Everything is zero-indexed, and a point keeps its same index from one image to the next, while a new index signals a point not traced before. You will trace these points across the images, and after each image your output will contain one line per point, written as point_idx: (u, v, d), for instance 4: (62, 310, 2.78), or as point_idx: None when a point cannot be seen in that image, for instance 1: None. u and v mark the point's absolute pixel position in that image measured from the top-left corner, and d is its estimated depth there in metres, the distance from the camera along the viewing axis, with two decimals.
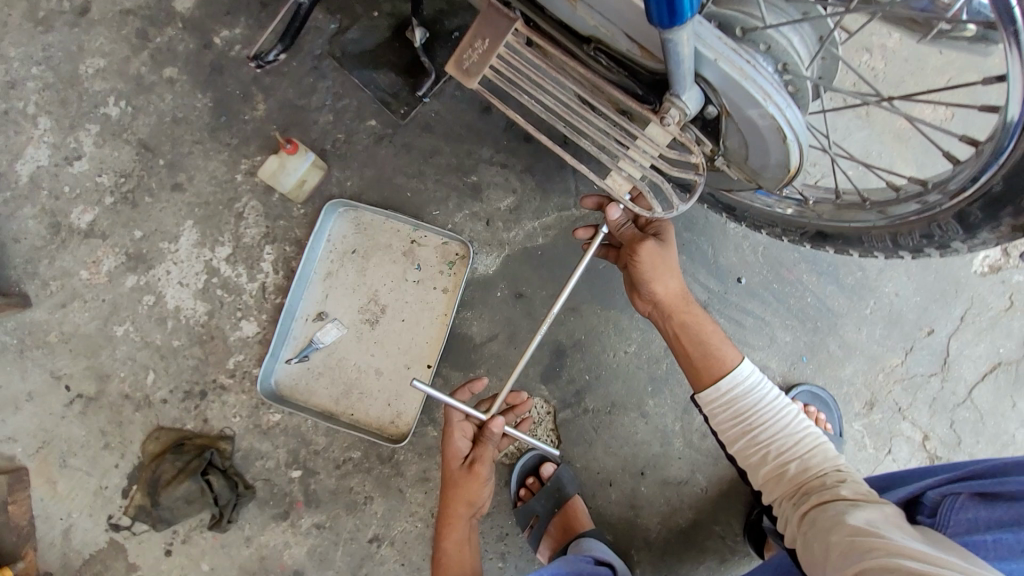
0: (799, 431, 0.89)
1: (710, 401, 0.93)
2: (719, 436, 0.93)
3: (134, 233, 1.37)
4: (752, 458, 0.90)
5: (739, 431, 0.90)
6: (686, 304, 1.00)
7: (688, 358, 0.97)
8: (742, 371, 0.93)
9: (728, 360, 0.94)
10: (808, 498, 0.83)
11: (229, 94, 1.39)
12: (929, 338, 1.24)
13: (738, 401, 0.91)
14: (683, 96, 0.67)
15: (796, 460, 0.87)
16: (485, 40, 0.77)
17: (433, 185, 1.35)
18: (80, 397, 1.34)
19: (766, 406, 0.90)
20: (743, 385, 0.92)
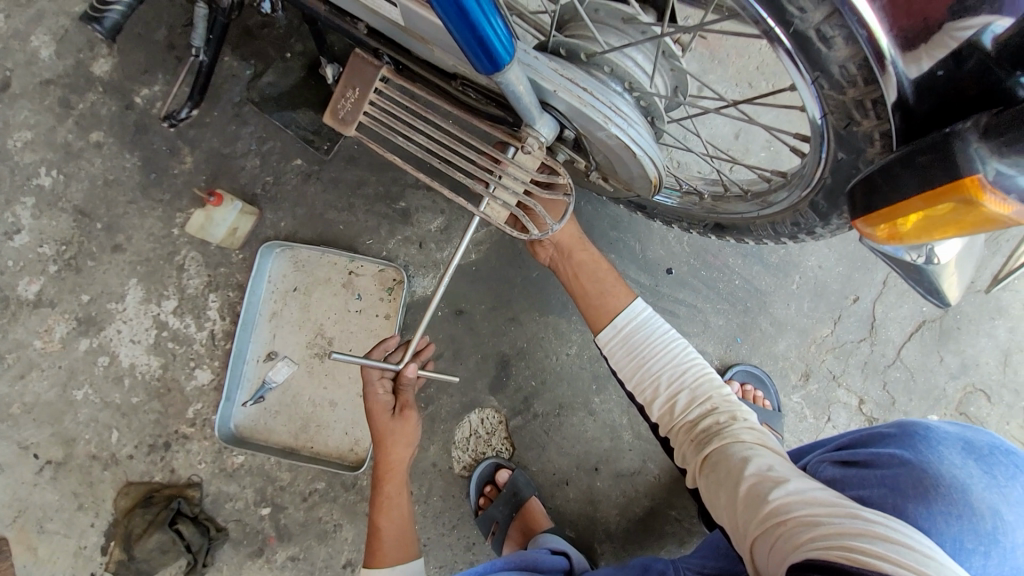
0: (688, 365, 0.96)
1: (609, 340, 1.02)
2: (619, 376, 1.01)
3: (81, 297, 1.41)
4: (649, 396, 0.96)
5: (637, 371, 0.97)
6: (581, 245, 1.09)
7: (587, 300, 1.06)
8: (631, 310, 1.02)
9: (618, 300, 1.04)
10: (705, 437, 0.89)
11: (156, 150, 1.42)
12: (854, 305, 1.29)
13: (634, 342, 0.99)
14: (536, 125, 0.71)
15: (690, 396, 0.94)
16: (356, 88, 0.80)
17: (364, 216, 1.38)
18: (49, 463, 1.37)
19: (661, 347, 0.98)
20: (638, 323, 1.01)
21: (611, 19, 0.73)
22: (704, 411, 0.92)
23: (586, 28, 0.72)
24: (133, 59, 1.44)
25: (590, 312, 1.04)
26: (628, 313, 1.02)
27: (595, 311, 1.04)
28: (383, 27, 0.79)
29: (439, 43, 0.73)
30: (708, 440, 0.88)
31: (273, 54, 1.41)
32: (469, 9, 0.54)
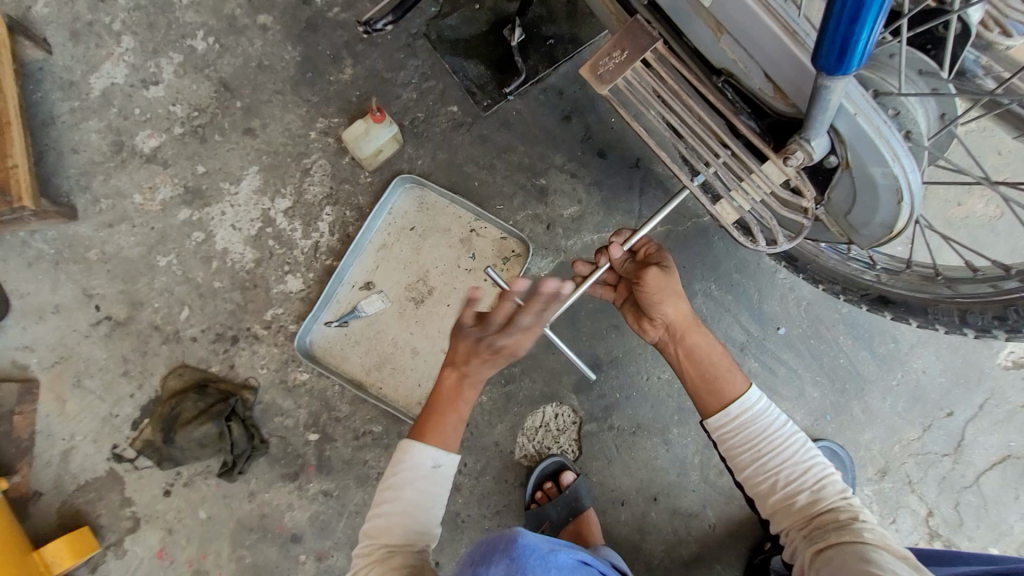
0: (808, 461, 0.83)
1: (720, 426, 0.88)
2: (727, 462, 0.88)
3: (196, 167, 1.37)
4: (760, 488, 0.84)
5: (750, 460, 0.85)
6: (694, 329, 0.96)
7: (697, 384, 0.92)
8: (752, 397, 0.87)
9: (737, 385, 0.89)
10: (822, 533, 0.77)
11: (319, 52, 1.40)
12: (948, 419, 1.29)
13: (749, 431, 0.86)
14: (813, 142, 0.70)
15: (808, 492, 0.81)
16: (624, 52, 0.80)
17: (501, 180, 1.37)
18: (108, 319, 1.31)
19: (778, 433, 0.85)
20: (755, 412, 0.87)
21: (908, 67, 0.71)
22: (826, 510, 0.79)
23: (880, 66, 0.72)
24: None
25: (700, 393, 0.91)
26: (744, 400, 0.87)
27: (703, 397, 0.90)
28: (669, 3, 0.78)
29: (735, 34, 0.73)
30: (831, 538, 0.75)
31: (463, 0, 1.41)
32: (866, 11, 0.54)
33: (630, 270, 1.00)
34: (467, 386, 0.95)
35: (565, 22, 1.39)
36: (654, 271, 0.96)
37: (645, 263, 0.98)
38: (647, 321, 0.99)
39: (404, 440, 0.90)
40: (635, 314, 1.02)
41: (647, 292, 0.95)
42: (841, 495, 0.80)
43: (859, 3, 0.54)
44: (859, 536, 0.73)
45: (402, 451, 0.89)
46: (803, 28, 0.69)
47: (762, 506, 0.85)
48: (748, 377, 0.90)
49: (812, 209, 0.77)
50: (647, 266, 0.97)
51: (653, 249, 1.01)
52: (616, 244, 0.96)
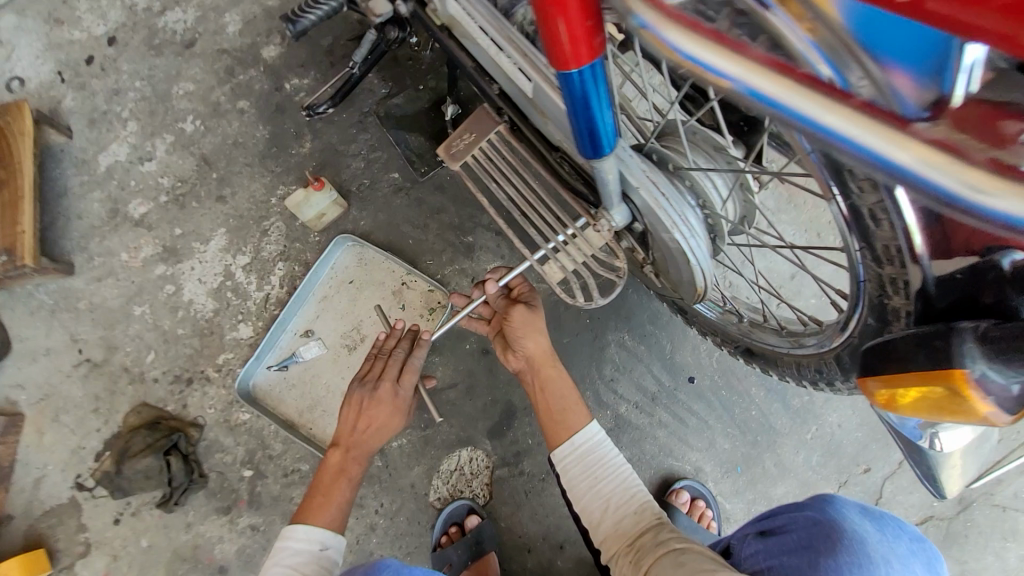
0: (635, 485, 0.96)
1: (564, 456, 1.00)
2: (568, 492, 1.00)
3: (174, 229, 1.58)
4: (594, 517, 0.95)
5: (585, 487, 0.97)
6: (550, 365, 1.07)
7: (547, 417, 1.05)
8: (592, 429, 1.01)
9: (581, 418, 1.03)
10: (642, 548, 0.88)
11: (285, 130, 1.62)
12: (866, 476, 1.25)
13: (588, 459, 0.99)
14: (612, 211, 0.80)
15: (632, 513, 0.93)
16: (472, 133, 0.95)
17: (433, 238, 1.50)
18: (88, 361, 1.50)
19: (612, 463, 0.99)
20: (595, 442, 1.00)
21: (703, 143, 0.81)
22: (647, 526, 0.91)
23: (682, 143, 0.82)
24: (297, 53, 1.68)
25: (550, 427, 1.04)
26: (587, 431, 1.00)
27: (552, 428, 1.03)
28: (512, 92, 0.93)
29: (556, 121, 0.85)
30: (649, 550, 0.87)
31: (408, 82, 1.61)
32: (593, 103, 0.63)
33: (501, 306, 1.08)
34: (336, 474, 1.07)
35: None
36: (523, 308, 1.05)
37: (513, 299, 1.07)
38: (509, 352, 1.09)
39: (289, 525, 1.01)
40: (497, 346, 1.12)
41: (513, 328, 1.04)
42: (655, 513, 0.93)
43: (585, 102, 0.63)
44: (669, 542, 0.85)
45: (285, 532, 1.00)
46: None
47: (596, 534, 0.95)
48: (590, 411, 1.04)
49: (624, 269, 0.84)
50: (515, 304, 1.06)
51: (525, 287, 1.09)
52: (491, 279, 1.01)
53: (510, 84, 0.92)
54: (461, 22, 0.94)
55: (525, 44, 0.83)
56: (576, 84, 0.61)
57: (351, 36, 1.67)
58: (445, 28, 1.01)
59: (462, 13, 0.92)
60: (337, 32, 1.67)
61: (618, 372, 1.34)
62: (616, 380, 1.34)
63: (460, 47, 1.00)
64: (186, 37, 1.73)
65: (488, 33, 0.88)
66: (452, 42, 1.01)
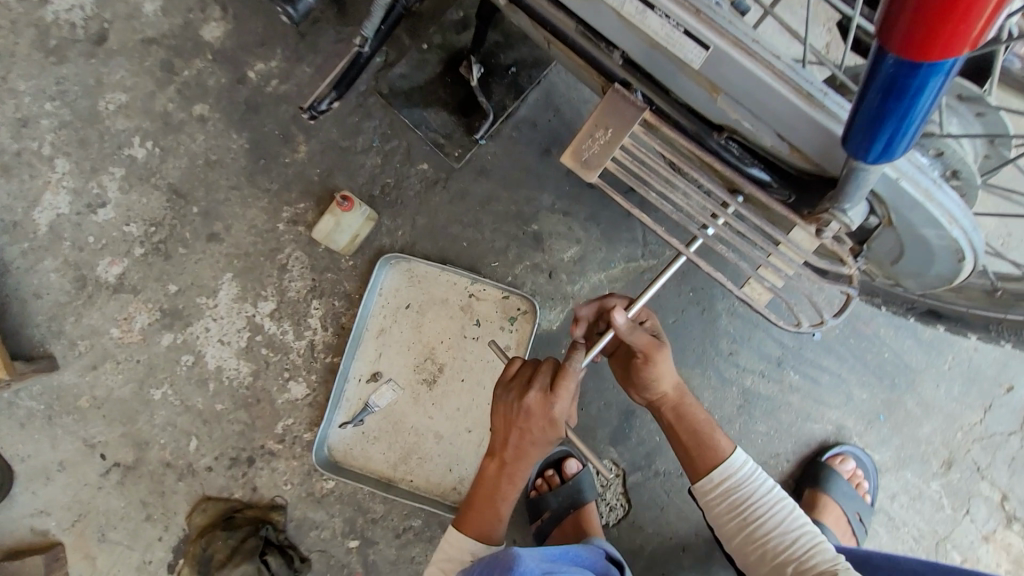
0: (794, 530, 0.91)
1: (707, 491, 0.97)
2: (717, 529, 0.97)
3: (167, 286, 1.27)
4: (747, 555, 0.93)
5: (738, 529, 0.94)
6: (683, 400, 0.99)
7: (686, 448, 0.99)
8: (736, 459, 0.96)
9: (722, 449, 0.97)
10: None
11: (267, 134, 1.28)
12: (1008, 395, 1.22)
13: (734, 498, 0.94)
14: (850, 212, 0.60)
15: (796, 563, 0.88)
16: (608, 130, 0.70)
17: (490, 235, 1.26)
18: (118, 466, 1.25)
19: (763, 501, 0.94)
20: (738, 481, 0.95)
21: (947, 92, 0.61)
22: None
23: None
24: (251, 28, 1.30)
25: (692, 457, 0.98)
26: (726, 468, 0.95)
27: (690, 462, 0.98)
28: (646, 59, 0.65)
29: (736, 95, 0.60)
30: None
31: (408, 43, 1.28)
32: (908, 114, 0.44)
33: (639, 343, 0.91)
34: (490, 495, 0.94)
35: (524, 45, 1.26)
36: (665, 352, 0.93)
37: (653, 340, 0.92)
38: (635, 391, 1.01)
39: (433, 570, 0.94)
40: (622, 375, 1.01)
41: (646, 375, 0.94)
42: (822, 560, 0.87)
43: (898, 104, 0.43)
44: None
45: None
46: (819, 84, 0.56)
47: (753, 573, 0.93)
48: (733, 440, 0.99)
49: (856, 276, 0.67)
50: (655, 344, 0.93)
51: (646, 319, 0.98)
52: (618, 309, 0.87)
53: (645, 50, 0.64)
54: None
55: None
56: (908, 80, 0.41)
57: None
58: None
59: None
60: None
61: (736, 344, 1.24)
62: (735, 353, 1.24)
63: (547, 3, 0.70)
64: (92, 30, 1.29)
65: None
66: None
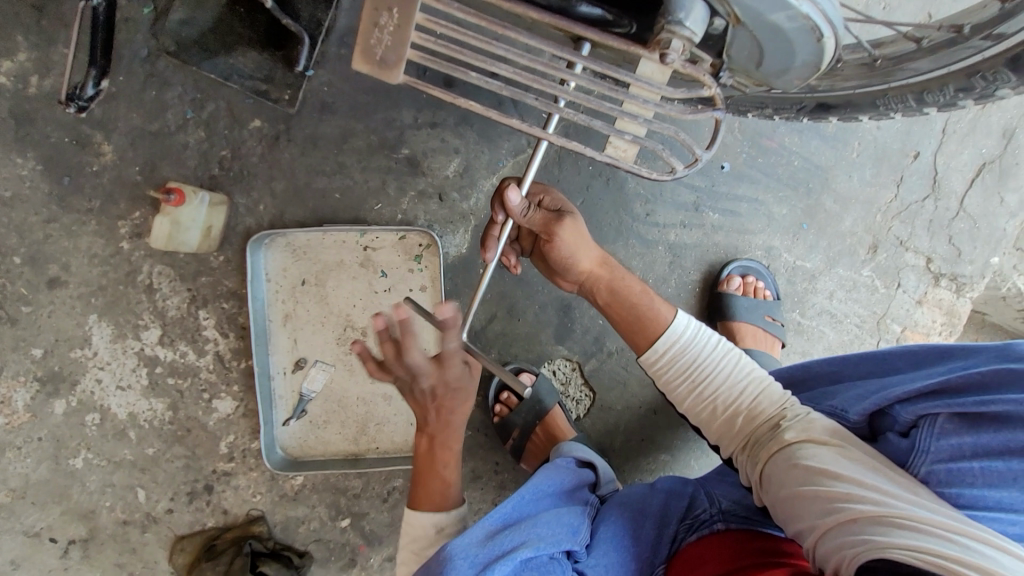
0: (742, 379, 0.86)
1: (654, 363, 0.90)
2: (668, 396, 0.91)
3: (31, 352, 1.11)
4: (700, 416, 0.88)
5: (688, 391, 0.88)
6: (611, 274, 0.94)
7: (625, 324, 0.92)
8: (678, 326, 0.89)
9: (662, 316, 0.90)
10: (760, 449, 0.80)
11: (58, 145, 1.06)
12: (916, 161, 1.22)
13: (683, 365, 0.88)
14: (687, 23, 0.51)
15: (746, 410, 0.84)
16: (392, 10, 0.54)
17: (360, 176, 1.13)
18: (75, 542, 1.17)
19: (712, 358, 0.88)
20: (684, 343, 0.88)
21: None
22: (766, 421, 0.82)
23: None
24: None
25: (630, 333, 0.92)
26: (670, 334, 0.89)
27: (631, 336, 0.92)
28: None
29: None
30: (764, 445, 0.81)
31: None
32: None
33: (536, 223, 0.89)
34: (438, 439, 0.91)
35: None
36: (568, 222, 0.88)
37: (554, 214, 0.89)
38: (562, 278, 0.98)
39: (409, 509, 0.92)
40: (546, 269, 1.00)
41: (561, 252, 0.90)
42: (775, 404, 0.83)
43: None
44: (788, 441, 0.77)
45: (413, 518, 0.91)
46: None
47: (708, 434, 0.88)
48: (673, 305, 0.92)
49: (719, 95, 0.57)
50: (557, 218, 0.89)
51: (548, 197, 0.92)
52: (509, 187, 0.83)
53: None
54: None
55: None
56: None
57: None
58: None
59: None
60: None
61: (651, 203, 1.18)
62: (652, 213, 1.19)
63: None
64: None
65: None
66: None
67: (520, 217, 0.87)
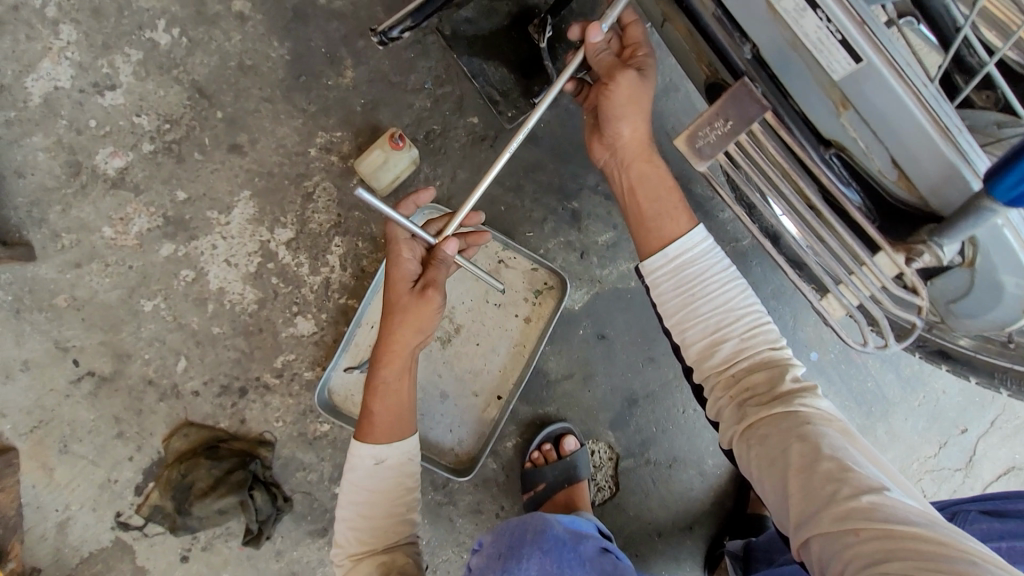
0: (742, 310, 0.89)
1: (657, 271, 0.92)
2: (658, 308, 0.93)
3: (175, 193, 1.16)
4: (687, 335, 0.90)
5: (680, 306, 0.90)
6: (648, 158, 0.98)
7: (645, 214, 0.96)
8: (694, 237, 0.92)
9: (681, 224, 0.93)
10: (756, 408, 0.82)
11: (311, 49, 1.17)
12: (962, 435, 1.35)
13: (683, 274, 0.91)
14: (944, 245, 0.62)
15: (735, 340, 0.87)
16: (728, 122, 0.67)
17: (529, 203, 1.23)
18: (92, 375, 1.15)
19: (716, 278, 0.90)
20: (694, 255, 0.92)
21: None
22: (753, 357, 0.87)
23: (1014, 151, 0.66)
24: None
25: (645, 235, 0.95)
26: (685, 241, 0.92)
27: (643, 235, 0.95)
28: (776, 58, 0.65)
29: (864, 112, 0.61)
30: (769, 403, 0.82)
31: None
32: None
33: (602, 66, 0.93)
34: (398, 372, 0.96)
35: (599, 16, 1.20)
36: (630, 77, 0.90)
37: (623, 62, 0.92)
38: (600, 138, 1.00)
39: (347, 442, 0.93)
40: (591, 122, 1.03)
41: (613, 100, 0.92)
42: (768, 344, 0.88)
43: None
44: (793, 401, 0.81)
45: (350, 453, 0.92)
46: (954, 120, 0.58)
47: (687, 354, 0.91)
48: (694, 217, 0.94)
49: (926, 308, 0.69)
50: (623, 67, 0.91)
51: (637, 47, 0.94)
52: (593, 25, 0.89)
53: (781, 51, 0.64)
54: None
55: (849, 1, 0.56)
56: None
57: None
58: None
59: None
60: None
61: None
62: None
63: None
64: None
65: None
66: None
67: (591, 55, 0.94)
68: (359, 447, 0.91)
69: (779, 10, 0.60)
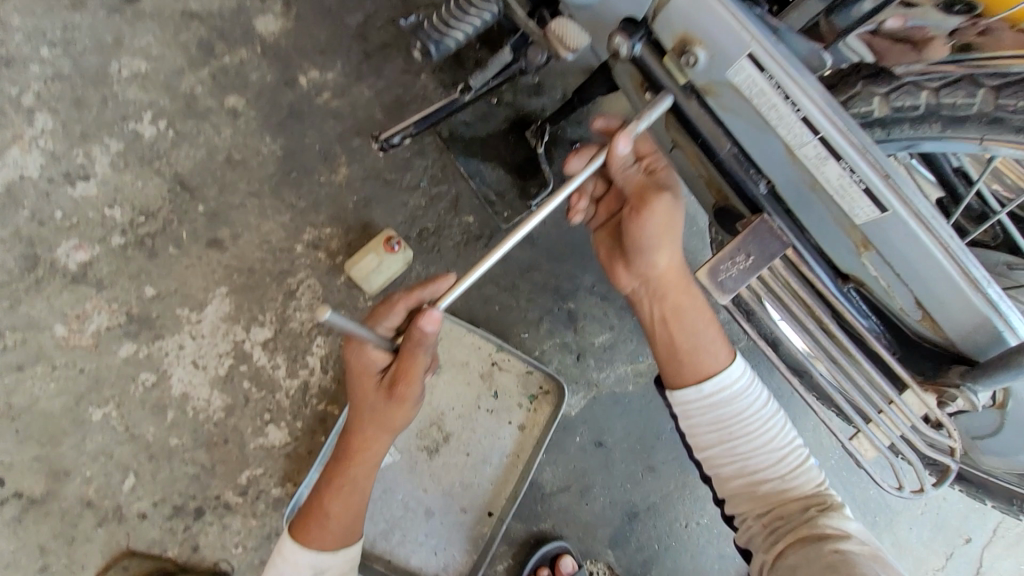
0: (784, 447, 0.83)
1: (689, 401, 0.84)
2: (692, 440, 0.87)
3: (143, 289, 1.07)
4: (722, 469, 0.84)
5: (716, 442, 0.84)
6: (683, 284, 0.87)
7: (676, 355, 0.87)
8: (729, 376, 0.84)
9: (718, 363, 0.84)
10: (794, 534, 0.78)
11: (306, 146, 1.15)
12: (966, 545, 1.27)
13: (720, 411, 0.83)
14: (977, 391, 0.64)
15: (776, 480, 0.82)
16: (749, 257, 0.68)
17: (524, 303, 1.18)
18: (21, 497, 1.00)
19: (755, 416, 0.83)
20: (732, 393, 0.84)
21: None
22: (794, 493, 0.81)
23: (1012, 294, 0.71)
24: (311, 32, 1.18)
25: (675, 364, 0.86)
26: (720, 380, 0.83)
27: (676, 369, 0.86)
28: (794, 197, 0.67)
29: (888, 255, 0.62)
30: (810, 531, 0.76)
31: None
32: None
33: (632, 183, 0.81)
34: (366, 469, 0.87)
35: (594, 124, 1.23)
36: (664, 199, 0.80)
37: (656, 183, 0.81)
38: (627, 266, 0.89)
39: (282, 538, 0.85)
40: (613, 250, 0.93)
41: (645, 228, 0.81)
42: (811, 481, 0.82)
43: None
44: (819, 525, 0.77)
45: (280, 550, 0.84)
46: (981, 271, 0.59)
47: (722, 489, 0.86)
48: (731, 352, 0.86)
49: (958, 447, 0.68)
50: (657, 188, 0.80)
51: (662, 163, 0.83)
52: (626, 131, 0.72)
53: (802, 189, 0.65)
54: (744, 91, 0.61)
55: (873, 157, 0.57)
56: None
57: (391, 15, 1.21)
58: (688, 86, 0.68)
59: (767, 82, 0.59)
60: (371, 9, 1.20)
61: None
62: None
63: (707, 121, 0.69)
64: None
65: (809, 124, 0.58)
66: (694, 106, 0.68)
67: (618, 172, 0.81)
68: (295, 552, 0.82)
69: (801, 156, 0.62)
